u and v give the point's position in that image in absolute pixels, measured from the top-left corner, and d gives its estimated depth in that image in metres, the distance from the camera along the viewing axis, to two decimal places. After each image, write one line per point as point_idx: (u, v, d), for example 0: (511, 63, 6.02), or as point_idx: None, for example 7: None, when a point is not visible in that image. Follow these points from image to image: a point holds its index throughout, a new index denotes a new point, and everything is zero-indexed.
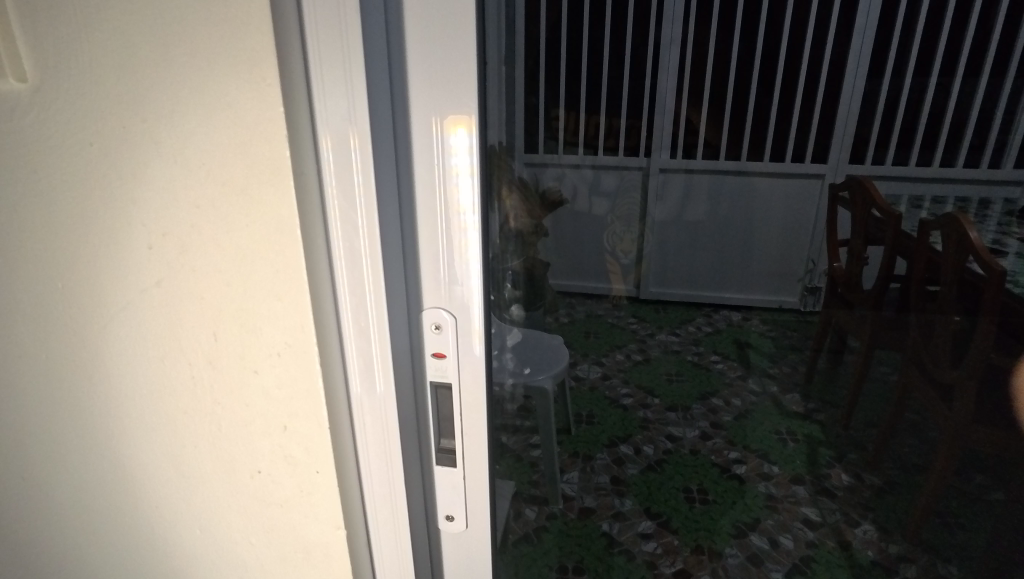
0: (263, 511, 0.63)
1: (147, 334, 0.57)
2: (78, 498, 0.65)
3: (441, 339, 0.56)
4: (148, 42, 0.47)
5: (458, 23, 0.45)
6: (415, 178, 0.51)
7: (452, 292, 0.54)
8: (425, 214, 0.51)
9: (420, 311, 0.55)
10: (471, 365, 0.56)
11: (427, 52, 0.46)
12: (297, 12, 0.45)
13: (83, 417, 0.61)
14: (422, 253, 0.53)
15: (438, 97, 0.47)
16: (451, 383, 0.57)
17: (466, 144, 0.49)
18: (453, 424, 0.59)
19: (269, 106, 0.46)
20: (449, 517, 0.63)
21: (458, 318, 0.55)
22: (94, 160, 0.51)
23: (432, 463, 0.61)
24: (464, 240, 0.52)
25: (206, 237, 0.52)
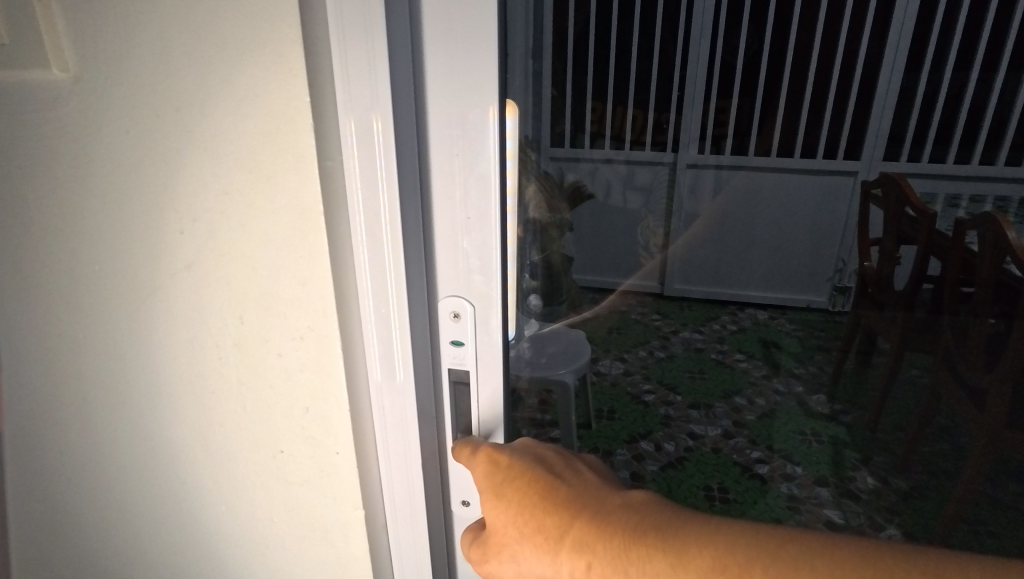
0: (285, 491, 0.65)
1: (177, 316, 0.59)
2: (111, 469, 0.68)
3: (460, 327, 0.57)
4: (182, 37, 0.49)
5: (478, 17, 0.46)
6: (435, 171, 0.52)
7: (471, 281, 0.55)
8: (445, 203, 0.52)
9: (440, 300, 0.56)
10: (488, 356, 0.57)
11: (451, 46, 0.47)
12: (326, 6, 0.46)
13: (116, 395, 0.64)
14: (442, 243, 0.54)
15: (457, 88, 0.48)
16: (469, 371, 0.58)
17: (485, 137, 0.49)
18: (470, 415, 0.60)
19: (296, 97, 0.49)
20: (465, 502, 0.63)
21: (476, 308, 0.56)
22: (129, 148, 0.54)
23: (447, 452, 0.62)
24: (483, 228, 0.53)
25: (234, 223, 0.54)
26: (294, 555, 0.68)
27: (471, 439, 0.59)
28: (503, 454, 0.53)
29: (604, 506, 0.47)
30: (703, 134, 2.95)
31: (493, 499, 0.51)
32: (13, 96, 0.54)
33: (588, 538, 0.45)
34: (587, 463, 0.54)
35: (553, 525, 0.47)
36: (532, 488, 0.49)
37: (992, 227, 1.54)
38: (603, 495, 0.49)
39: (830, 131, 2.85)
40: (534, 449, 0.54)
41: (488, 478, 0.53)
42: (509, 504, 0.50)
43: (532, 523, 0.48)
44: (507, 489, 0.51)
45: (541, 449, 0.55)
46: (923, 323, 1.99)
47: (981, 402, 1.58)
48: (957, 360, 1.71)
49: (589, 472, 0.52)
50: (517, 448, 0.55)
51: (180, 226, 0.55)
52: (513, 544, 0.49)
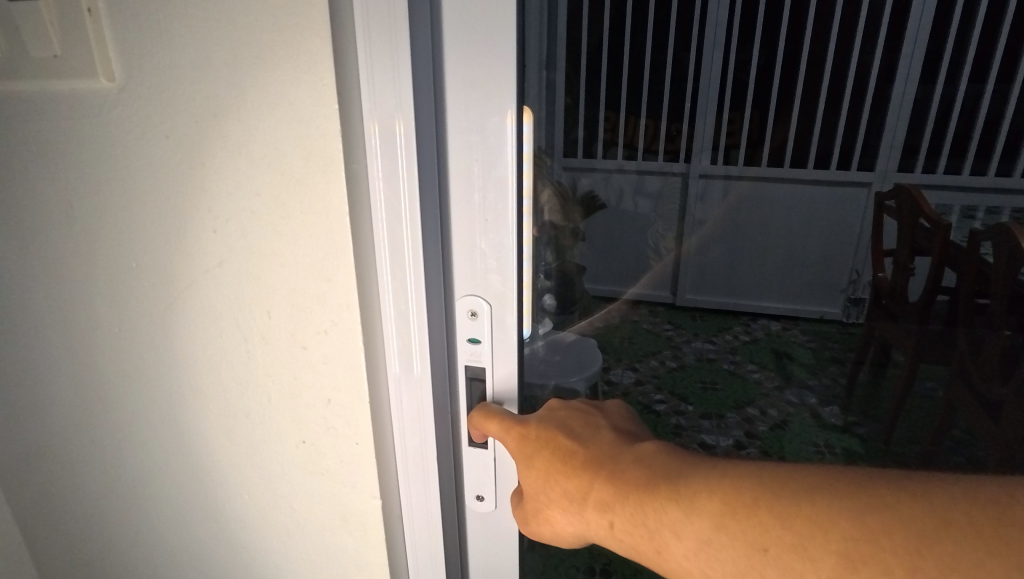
0: (306, 480, 0.68)
1: (208, 310, 0.62)
2: (140, 456, 0.71)
3: (477, 324, 0.60)
4: (221, 47, 0.52)
5: (494, 33, 0.49)
6: (453, 174, 0.55)
7: (487, 280, 0.58)
8: (463, 208, 0.56)
9: (457, 298, 0.59)
10: (504, 352, 0.60)
11: (470, 61, 0.51)
12: (354, 24, 0.50)
13: (150, 385, 0.67)
14: (459, 243, 0.57)
15: (479, 96, 0.51)
16: (485, 369, 0.61)
17: (501, 143, 0.53)
18: (485, 394, 0.62)
19: (325, 103, 0.52)
20: (479, 497, 0.67)
21: (494, 307, 0.59)
22: (168, 151, 0.57)
23: (463, 445, 0.65)
24: (502, 229, 0.56)
25: (262, 220, 0.57)
26: (312, 544, 0.71)
27: (489, 407, 0.60)
28: (530, 426, 0.56)
29: (617, 464, 0.51)
30: (715, 144, 2.98)
31: (525, 468, 0.55)
32: (61, 104, 0.58)
33: (606, 497, 0.49)
34: (606, 417, 0.57)
35: (575, 489, 0.51)
36: (555, 457, 0.53)
37: (1007, 238, 1.56)
38: (617, 453, 0.52)
39: (844, 142, 2.87)
40: (554, 413, 0.57)
41: (516, 447, 0.56)
42: (538, 475, 0.54)
43: (559, 488, 0.53)
44: (534, 460, 0.54)
45: (564, 412, 0.57)
46: (937, 335, 1.98)
47: (996, 414, 1.59)
48: (972, 372, 1.71)
49: (608, 429, 0.55)
50: (542, 415, 0.58)
51: (214, 225, 0.59)
52: (547, 508, 0.54)
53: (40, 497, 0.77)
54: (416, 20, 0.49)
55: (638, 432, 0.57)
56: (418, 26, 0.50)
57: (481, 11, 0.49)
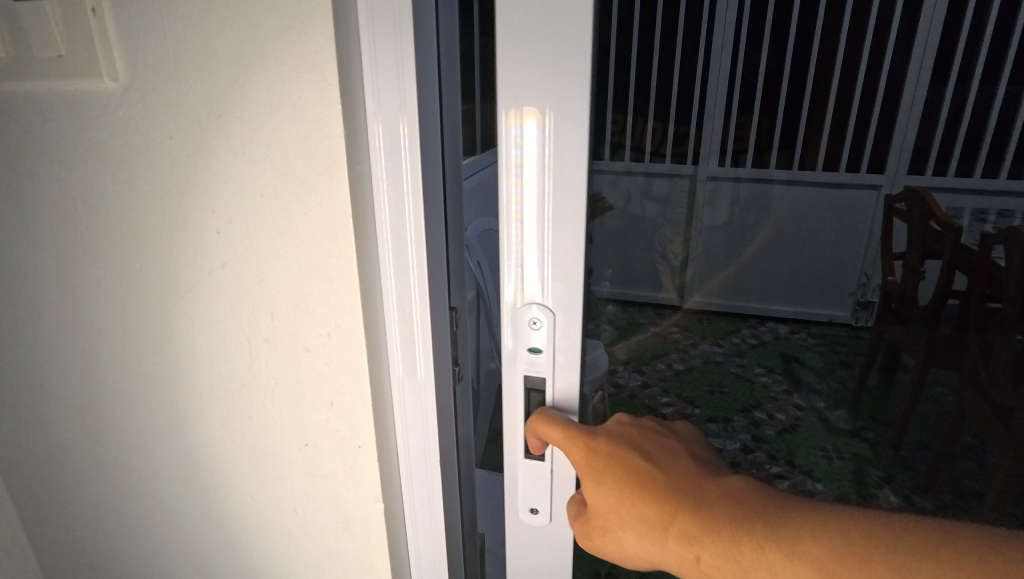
0: (308, 483, 0.67)
1: (210, 311, 0.62)
2: (151, 462, 0.71)
3: (540, 331, 0.59)
4: (225, 47, 0.52)
5: (562, 39, 0.48)
6: (519, 184, 0.54)
7: (550, 290, 0.57)
8: (528, 216, 0.55)
9: (518, 308, 0.58)
10: (567, 359, 0.59)
11: (535, 70, 0.49)
12: (359, 28, 0.51)
13: (155, 386, 0.67)
14: (524, 252, 0.56)
15: (544, 100, 0.50)
16: (545, 379, 0.61)
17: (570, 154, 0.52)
18: (545, 398, 0.62)
19: (328, 103, 0.51)
20: (534, 510, 0.67)
21: (556, 316, 0.58)
22: (172, 151, 0.57)
23: (517, 457, 0.64)
24: (567, 236, 0.55)
25: (265, 221, 0.57)
26: (314, 547, 0.71)
27: (549, 413, 0.60)
28: (599, 440, 0.55)
29: (703, 497, 0.50)
30: (724, 148, 2.96)
31: (594, 484, 0.55)
32: (65, 105, 0.58)
33: (692, 529, 0.49)
34: (680, 438, 0.57)
35: (656, 517, 0.51)
36: (633, 480, 0.53)
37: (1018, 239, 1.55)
38: (701, 484, 0.52)
39: (853, 149, 2.91)
40: (625, 430, 0.56)
41: (583, 461, 0.55)
42: (612, 496, 0.53)
43: (636, 512, 0.52)
44: (608, 479, 0.54)
45: (636, 430, 0.56)
46: (948, 339, 1.96)
47: (1007, 419, 1.58)
48: (982, 376, 1.70)
49: (686, 454, 0.55)
50: (612, 429, 0.57)
51: (217, 226, 0.58)
52: (617, 528, 0.54)
53: (47, 501, 0.77)
54: (422, 32, 0.52)
55: (710, 454, 0.57)
56: (423, 40, 0.53)
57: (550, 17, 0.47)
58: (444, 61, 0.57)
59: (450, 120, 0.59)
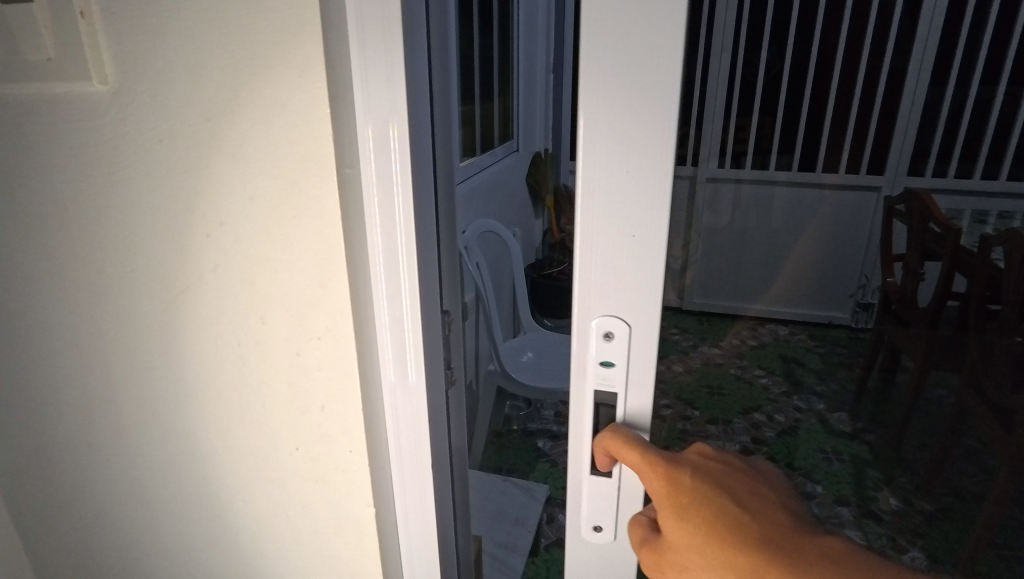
0: (301, 487, 0.67)
1: (201, 315, 0.62)
2: (149, 469, 0.70)
3: (614, 344, 0.54)
4: (215, 51, 0.52)
5: (658, 30, 0.43)
6: (601, 188, 0.49)
7: (627, 302, 0.52)
8: (610, 221, 0.49)
9: (591, 320, 0.54)
10: (642, 373, 0.54)
11: (629, 64, 0.44)
12: (348, 31, 0.50)
13: (147, 390, 0.66)
14: (601, 260, 0.51)
15: (627, 92, 0.45)
16: (617, 394, 0.56)
17: (659, 156, 0.46)
18: (617, 414, 0.57)
19: (318, 107, 0.51)
20: (597, 527, 0.63)
21: (632, 330, 0.53)
22: (161, 154, 0.56)
23: (584, 474, 0.60)
24: (649, 243, 0.49)
25: (256, 225, 0.57)
26: (307, 551, 0.70)
27: (625, 433, 0.55)
28: (685, 473, 0.51)
29: (799, 553, 0.48)
30: (723, 149, 2.96)
31: (675, 520, 0.51)
32: (54, 108, 0.57)
33: None
34: (766, 481, 0.54)
35: (747, 566, 0.48)
36: (722, 523, 0.49)
37: (1017, 242, 1.54)
38: (794, 537, 0.49)
39: (852, 151, 2.90)
40: (710, 465, 0.53)
41: (665, 494, 0.51)
42: (696, 536, 0.49)
43: (722, 558, 0.48)
44: (693, 517, 0.50)
45: (721, 467, 0.53)
46: (948, 342, 1.96)
47: (1007, 421, 1.60)
48: (983, 379, 1.71)
49: (775, 501, 0.52)
50: (695, 463, 0.53)
51: (208, 230, 0.58)
52: (694, 569, 0.50)
53: (41, 506, 0.77)
54: (413, 38, 0.52)
55: (794, 500, 0.54)
56: (414, 46, 0.52)
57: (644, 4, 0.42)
58: (435, 67, 0.57)
59: (442, 125, 0.60)
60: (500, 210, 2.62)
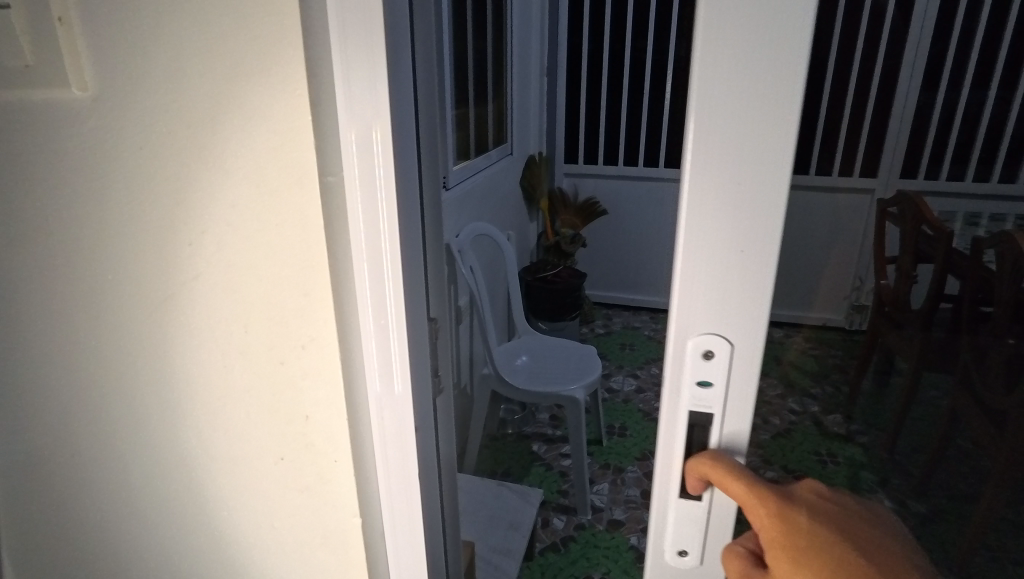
0: (287, 497, 0.66)
1: (184, 324, 0.61)
2: (134, 477, 0.69)
3: (711, 370, 0.47)
4: (194, 57, 0.51)
5: (790, 17, 0.37)
6: (708, 176, 0.41)
7: (732, 311, 0.44)
8: (718, 222, 0.42)
9: (688, 333, 0.46)
10: (743, 396, 0.47)
11: (749, 32, 0.37)
12: (329, 39, 0.49)
13: (129, 399, 0.66)
14: (707, 262, 0.43)
15: (746, 64, 0.38)
16: (714, 416, 0.48)
17: (777, 161, 0.40)
18: (711, 439, 0.49)
19: (300, 114, 0.51)
20: (682, 555, 0.54)
21: (735, 344, 0.45)
22: (142, 162, 0.56)
23: (673, 502, 0.52)
24: (765, 241, 0.42)
25: (238, 233, 0.56)
26: (293, 561, 0.70)
27: (727, 459, 0.48)
28: (800, 513, 0.45)
29: None
30: None
31: (784, 563, 0.44)
32: (34, 116, 0.57)
33: None
34: (892, 531, 0.47)
35: None
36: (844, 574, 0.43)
37: (1010, 245, 1.54)
38: None
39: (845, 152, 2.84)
40: (829, 506, 0.46)
41: (775, 531, 0.45)
42: None
43: None
44: (808, 562, 0.44)
45: (841, 509, 0.47)
46: (941, 345, 1.97)
47: (999, 421, 1.61)
48: (976, 382, 1.71)
49: (905, 557, 0.45)
50: (811, 501, 0.47)
51: (190, 238, 0.57)
52: None
53: (24, 518, 0.76)
54: (397, 45, 0.51)
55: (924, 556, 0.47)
56: (398, 55, 0.52)
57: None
58: (420, 74, 0.56)
59: (428, 132, 0.59)
60: (494, 213, 2.61)
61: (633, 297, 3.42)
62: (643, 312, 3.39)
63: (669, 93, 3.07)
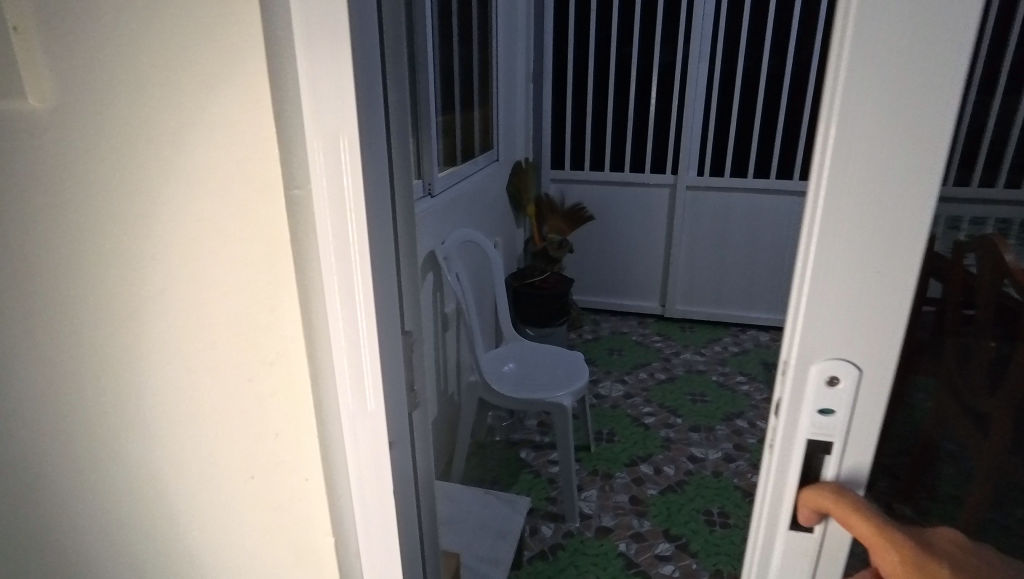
0: (257, 516, 0.65)
1: (147, 340, 0.59)
2: (99, 499, 0.67)
3: (834, 394, 0.50)
4: (154, 68, 0.50)
5: (941, 74, 0.40)
6: (843, 216, 0.45)
7: (863, 342, 0.48)
8: (852, 258, 0.46)
9: (815, 362, 0.49)
10: (864, 429, 0.50)
11: (899, 90, 0.41)
12: (294, 49, 0.48)
13: (89, 418, 0.63)
14: (836, 294, 0.47)
15: (891, 117, 0.41)
16: (834, 442, 0.52)
17: (923, 194, 0.43)
18: (828, 466, 0.53)
19: (265, 127, 0.50)
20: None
21: (861, 372, 0.49)
22: (103, 174, 0.54)
23: (783, 527, 0.56)
24: (900, 276, 0.45)
25: (203, 247, 0.55)
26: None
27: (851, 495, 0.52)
28: (936, 563, 0.49)
29: None
30: (703, 155, 3.10)
31: None
32: None
33: None
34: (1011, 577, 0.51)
35: None
36: None
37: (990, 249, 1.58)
38: None
39: None
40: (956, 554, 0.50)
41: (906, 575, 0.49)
42: None
43: None
44: None
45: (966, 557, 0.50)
46: None
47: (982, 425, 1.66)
48: None
49: None
50: (943, 551, 0.50)
51: (152, 252, 0.56)
52: None
53: None
54: (365, 54, 0.50)
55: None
56: (368, 65, 0.50)
57: (931, 42, 0.40)
58: (392, 83, 0.55)
59: (401, 142, 0.58)
60: (481, 219, 2.61)
61: (621, 302, 3.42)
62: (630, 317, 3.39)
63: (654, 99, 3.08)
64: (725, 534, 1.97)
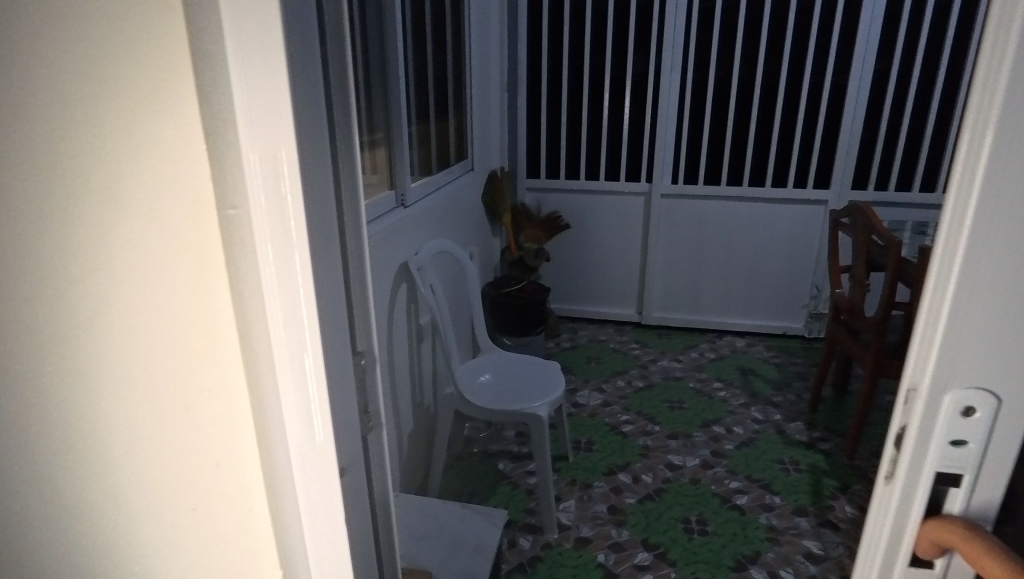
0: (201, 549, 0.62)
1: (73, 368, 0.55)
2: (24, 543, 0.62)
3: (968, 424, 0.49)
4: (77, 82, 0.48)
5: None
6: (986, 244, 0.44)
7: (1006, 370, 0.47)
8: (995, 286, 0.45)
9: (950, 393, 0.49)
10: (995, 460, 0.50)
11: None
12: (222, 61, 0.46)
13: (12, 454, 0.58)
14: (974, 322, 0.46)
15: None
16: (967, 472, 0.51)
17: None
18: (955, 500, 0.52)
19: (192, 147, 0.48)
20: None
21: (1000, 401, 0.48)
22: (21, 192, 0.51)
23: (906, 562, 0.55)
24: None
25: (133, 270, 0.52)
26: None
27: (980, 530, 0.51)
28: None
29: None
30: (677, 164, 3.13)
31: None
32: None
33: None
34: None
35: None
36: None
37: None
38: None
39: (798, 167, 3.02)
40: None
41: None
42: None
43: None
44: None
45: None
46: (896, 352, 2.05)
47: None
48: None
49: None
50: None
51: (79, 274, 0.52)
52: None
53: None
54: (301, 65, 0.49)
55: None
56: (301, 73, 0.49)
57: None
58: (331, 92, 0.53)
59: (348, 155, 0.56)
60: (456, 230, 2.58)
61: (598, 310, 3.42)
62: (608, 325, 3.39)
63: (628, 109, 3.09)
64: (703, 540, 1.96)
